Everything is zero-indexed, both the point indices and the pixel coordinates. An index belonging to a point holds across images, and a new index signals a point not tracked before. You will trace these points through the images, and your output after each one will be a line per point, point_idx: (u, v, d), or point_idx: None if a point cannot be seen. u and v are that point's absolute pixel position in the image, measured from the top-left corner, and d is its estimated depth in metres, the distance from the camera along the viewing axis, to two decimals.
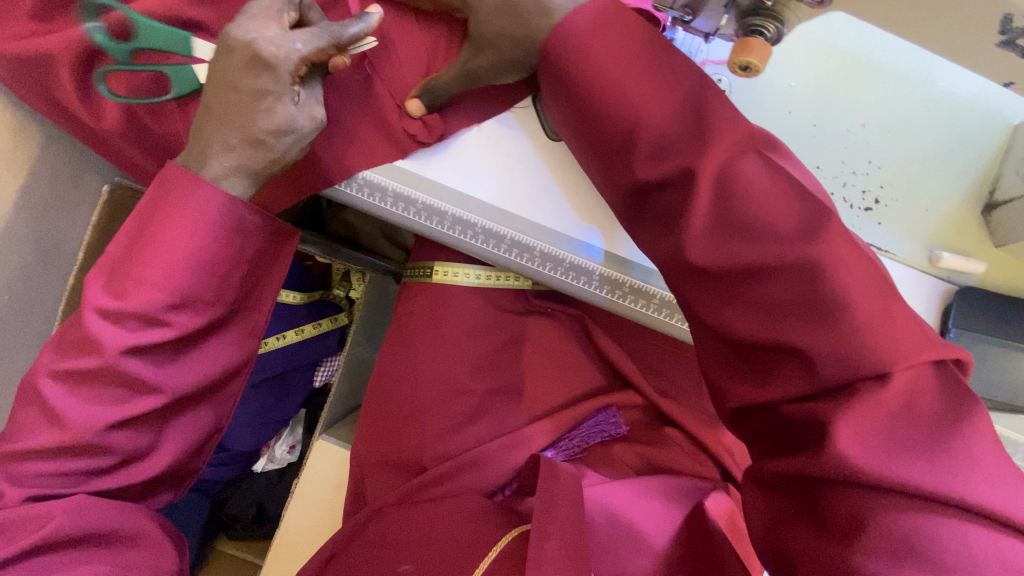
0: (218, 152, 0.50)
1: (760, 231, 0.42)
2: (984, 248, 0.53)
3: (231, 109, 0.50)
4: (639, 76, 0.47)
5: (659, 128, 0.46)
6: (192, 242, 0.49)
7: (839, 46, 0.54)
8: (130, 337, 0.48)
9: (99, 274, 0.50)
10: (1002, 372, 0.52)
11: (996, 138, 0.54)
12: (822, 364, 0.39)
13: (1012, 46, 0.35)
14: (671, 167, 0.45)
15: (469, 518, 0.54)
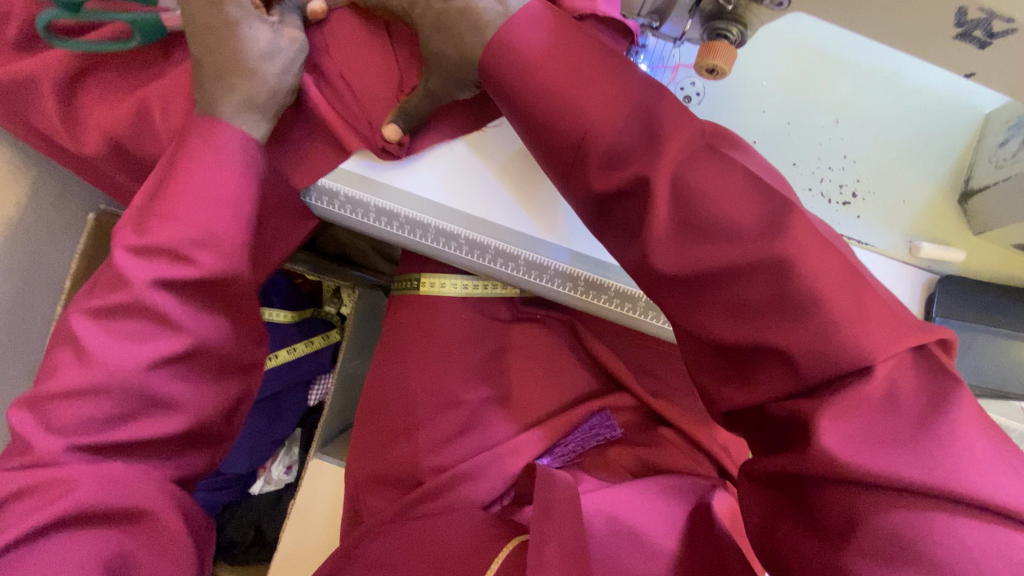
0: (224, 92, 0.50)
1: (725, 235, 0.39)
2: (965, 236, 0.56)
3: (212, 54, 0.51)
4: (585, 82, 0.43)
5: (610, 137, 0.42)
6: (217, 182, 0.49)
7: (806, 46, 0.57)
8: (154, 269, 0.47)
9: (127, 222, 0.50)
10: (970, 356, 0.54)
11: (966, 129, 0.56)
12: (804, 360, 0.36)
13: (968, 38, 0.36)
14: (625, 176, 0.41)
15: (470, 528, 0.55)
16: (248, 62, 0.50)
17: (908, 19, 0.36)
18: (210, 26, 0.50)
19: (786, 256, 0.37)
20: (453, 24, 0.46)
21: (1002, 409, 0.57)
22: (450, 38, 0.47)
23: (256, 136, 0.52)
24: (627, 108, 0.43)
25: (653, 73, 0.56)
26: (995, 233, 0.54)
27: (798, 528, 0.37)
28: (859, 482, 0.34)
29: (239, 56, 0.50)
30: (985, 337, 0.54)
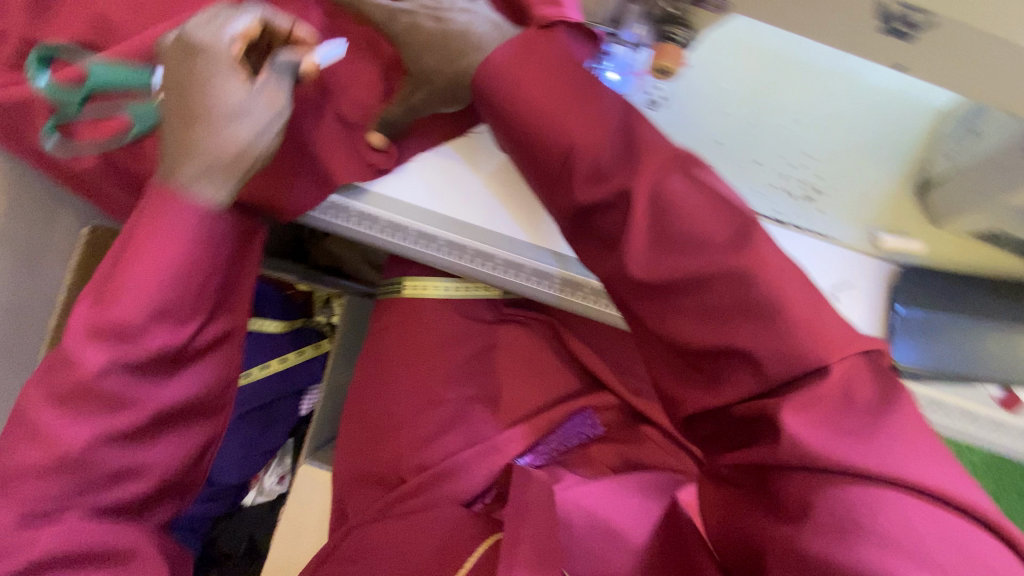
0: (193, 163, 0.46)
1: (697, 246, 0.41)
2: (923, 226, 0.57)
3: (176, 117, 0.47)
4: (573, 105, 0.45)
5: (595, 156, 0.44)
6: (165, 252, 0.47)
7: (767, 50, 0.58)
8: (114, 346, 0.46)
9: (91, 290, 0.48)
10: (931, 343, 0.56)
11: (924, 125, 0.57)
12: (774, 366, 0.38)
13: (891, 32, 0.37)
14: (608, 189, 0.43)
15: (445, 527, 0.56)
16: (215, 126, 0.45)
17: (833, 20, 0.38)
18: (176, 91, 0.46)
19: (752, 265, 0.39)
20: (450, 57, 0.49)
21: (982, 401, 0.57)
22: (444, 61, 0.49)
23: (215, 202, 0.48)
24: (612, 131, 0.45)
25: (621, 80, 0.58)
26: (950, 222, 0.55)
27: (759, 516, 0.38)
28: (816, 468, 0.35)
29: (201, 112, 0.46)
30: (941, 324, 0.56)
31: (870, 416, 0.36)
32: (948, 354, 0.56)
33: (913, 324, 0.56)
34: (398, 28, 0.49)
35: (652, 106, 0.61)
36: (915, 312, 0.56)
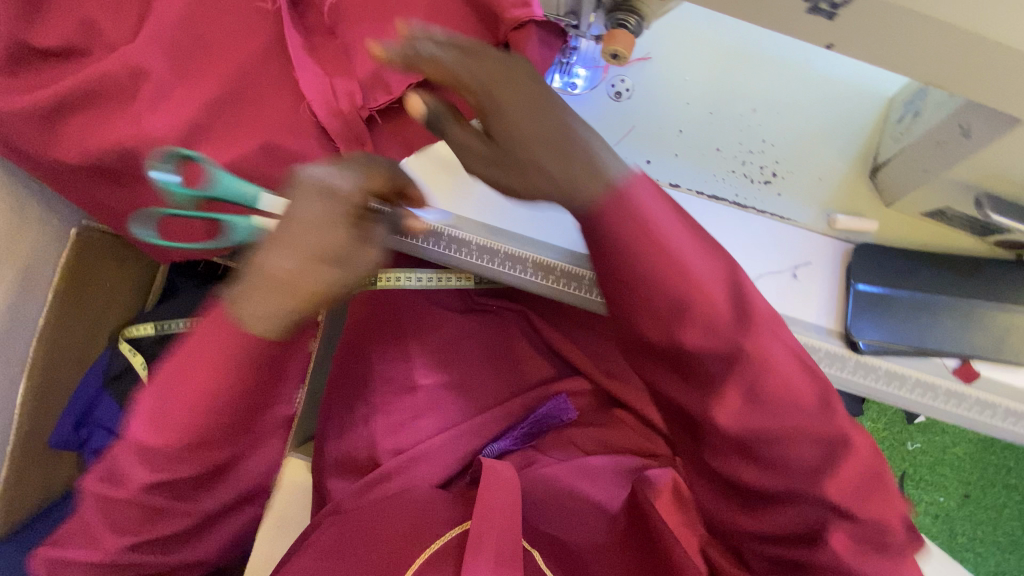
0: (305, 261, 0.38)
1: (791, 414, 0.40)
2: (878, 207, 0.61)
3: (325, 222, 0.38)
4: (700, 259, 0.38)
5: (714, 310, 0.37)
6: (215, 363, 0.40)
7: (722, 44, 0.63)
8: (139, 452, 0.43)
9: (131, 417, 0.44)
10: (887, 319, 0.58)
11: (873, 112, 0.62)
12: (857, 515, 0.42)
13: (817, 11, 0.38)
14: (724, 351, 0.38)
15: (414, 510, 0.57)
16: (328, 262, 0.38)
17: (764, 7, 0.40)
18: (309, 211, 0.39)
19: (842, 435, 0.41)
20: (557, 168, 0.36)
21: (939, 375, 0.59)
22: (559, 160, 0.36)
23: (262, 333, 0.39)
24: (726, 287, 0.38)
25: (589, 73, 0.63)
26: (902, 203, 0.58)
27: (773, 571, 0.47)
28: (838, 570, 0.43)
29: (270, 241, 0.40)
30: (897, 301, 0.58)
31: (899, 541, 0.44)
32: (906, 330, 0.58)
33: (871, 300, 0.58)
34: (499, 95, 0.38)
35: (618, 97, 0.62)
36: (869, 287, 0.59)
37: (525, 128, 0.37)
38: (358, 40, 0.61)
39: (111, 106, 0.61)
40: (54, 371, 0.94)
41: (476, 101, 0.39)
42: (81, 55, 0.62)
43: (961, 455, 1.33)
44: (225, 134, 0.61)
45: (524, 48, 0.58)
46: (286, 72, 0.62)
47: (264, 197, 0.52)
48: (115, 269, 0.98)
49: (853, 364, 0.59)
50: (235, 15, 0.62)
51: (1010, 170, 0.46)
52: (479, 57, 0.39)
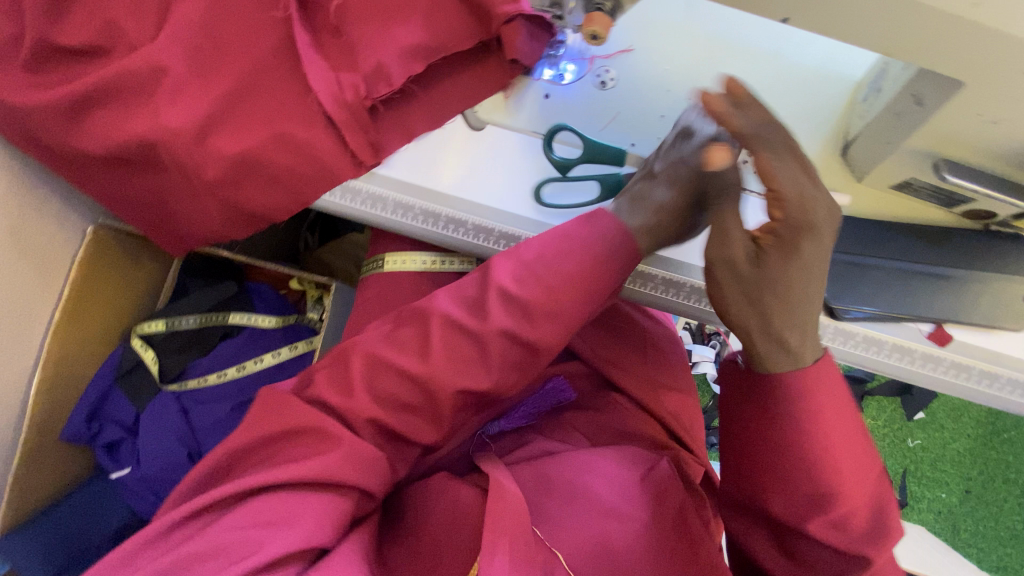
0: (658, 208, 0.60)
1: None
2: (850, 183, 0.65)
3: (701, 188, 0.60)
4: (852, 466, 0.50)
5: (846, 508, 0.49)
6: (588, 267, 0.57)
7: (699, 36, 0.68)
8: (508, 322, 0.56)
9: (517, 259, 0.58)
10: (862, 285, 0.62)
11: (842, 95, 0.66)
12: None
13: None
14: (844, 541, 0.49)
15: (463, 518, 0.61)
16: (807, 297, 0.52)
17: None
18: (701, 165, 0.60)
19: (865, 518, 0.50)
20: (795, 318, 0.51)
21: (919, 343, 0.62)
22: (792, 322, 0.51)
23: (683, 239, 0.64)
24: (866, 491, 0.50)
25: (574, 66, 0.69)
26: (871, 177, 0.62)
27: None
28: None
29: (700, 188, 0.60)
30: (872, 270, 0.62)
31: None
32: (883, 296, 0.61)
33: (848, 270, 0.62)
34: (792, 241, 0.50)
35: (603, 87, 0.68)
36: (843, 256, 0.62)
37: (794, 272, 0.51)
38: (361, 37, 0.65)
39: (135, 99, 0.65)
40: (69, 365, 0.98)
41: (785, 228, 0.50)
42: (106, 51, 0.66)
43: (961, 450, 1.33)
44: (236, 124, 0.65)
45: (513, 41, 0.63)
46: (293, 66, 0.65)
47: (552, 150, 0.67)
48: (128, 266, 1.03)
49: (832, 331, 0.63)
50: (246, 13, 0.65)
51: (963, 136, 0.50)
52: (812, 194, 0.49)
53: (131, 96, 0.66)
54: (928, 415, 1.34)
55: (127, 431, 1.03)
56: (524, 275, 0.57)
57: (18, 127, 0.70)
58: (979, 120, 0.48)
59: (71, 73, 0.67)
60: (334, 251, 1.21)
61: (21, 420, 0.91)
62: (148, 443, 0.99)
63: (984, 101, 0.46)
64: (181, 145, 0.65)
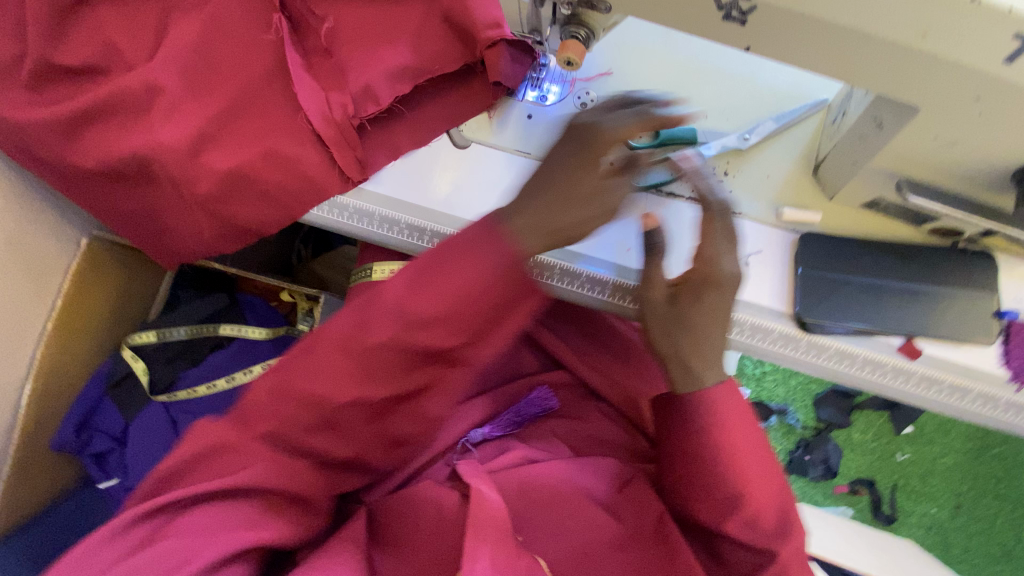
0: (524, 218, 0.48)
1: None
2: (823, 201, 0.67)
3: (579, 197, 0.49)
4: (757, 471, 0.57)
5: (756, 513, 0.56)
6: (471, 279, 0.47)
7: (675, 59, 0.71)
8: (383, 332, 0.48)
9: (407, 272, 0.48)
10: (834, 300, 0.63)
11: (813, 115, 0.68)
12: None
13: (731, 18, 0.44)
14: (756, 543, 0.57)
15: (442, 524, 0.64)
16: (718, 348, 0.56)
17: (690, 17, 0.46)
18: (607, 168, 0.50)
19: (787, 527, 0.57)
20: (706, 348, 0.56)
21: (897, 358, 0.63)
22: (704, 356, 0.55)
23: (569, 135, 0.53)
24: (775, 504, 0.57)
25: (558, 88, 0.71)
26: (841, 195, 0.64)
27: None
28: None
29: (591, 193, 0.49)
30: (844, 285, 0.63)
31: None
32: (854, 313, 0.63)
33: (822, 286, 0.63)
34: (708, 296, 0.56)
35: (583, 107, 0.70)
36: (817, 273, 0.64)
37: (710, 320, 0.56)
38: (351, 59, 0.67)
39: (133, 118, 0.68)
40: (62, 375, 0.99)
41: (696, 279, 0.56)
42: (106, 72, 0.69)
43: (951, 464, 1.34)
44: (229, 142, 0.67)
45: (495, 63, 0.65)
46: (285, 88, 0.68)
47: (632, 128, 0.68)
48: (122, 278, 1.04)
49: (805, 344, 0.64)
50: (241, 37, 0.68)
51: (923, 157, 0.52)
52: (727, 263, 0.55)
53: (128, 115, 0.68)
54: (916, 429, 1.35)
55: (116, 442, 1.02)
56: (415, 285, 0.48)
57: (19, 145, 0.72)
58: (936, 142, 0.50)
59: (71, 91, 0.70)
60: (327, 265, 1.23)
61: (12, 429, 0.92)
62: (135, 455, 1.00)
63: (939, 125, 0.48)
64: (175, 162, 0.67)
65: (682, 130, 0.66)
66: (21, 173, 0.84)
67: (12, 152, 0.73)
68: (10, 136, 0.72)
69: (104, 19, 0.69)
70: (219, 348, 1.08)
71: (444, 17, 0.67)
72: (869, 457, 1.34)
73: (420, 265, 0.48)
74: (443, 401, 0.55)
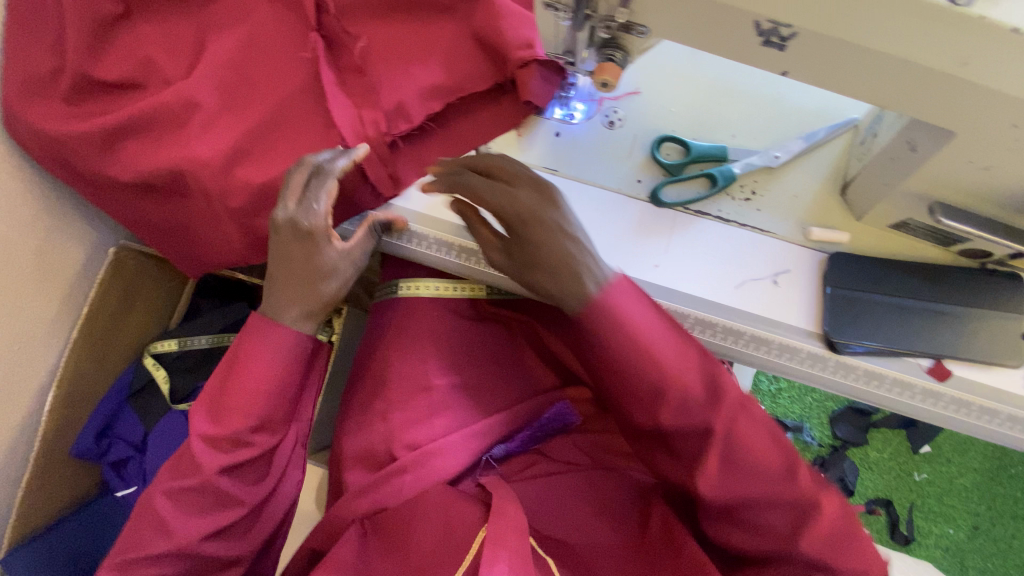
0: (285, 306, 0.66)
1: (757, 470, 0.55)
2: (850, 221, 0.67)
3: (319, 274, 0.65)
4: (675, 358, 0.54)
5: (686, 398, 0.54)
6: (268, 364, 0.65)
7: (703, 78, 0.72)
8: (222, 457, 0.64)
9: (202, 407, 0.67)
10: (863, 320, 0.63)
11: (842, 135, 0.69)
12: (825, 562, 0.57)
13: (769, 43, 0.45)
14: (694, 423, 0.54)
15: (446, 521, 0.66)
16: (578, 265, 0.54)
17: (727, 42, 0.47)
18: (309, 251, 0.63)
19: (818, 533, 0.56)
20: (560, 267, 0.54)
21: (926, 377, 0.63)
22: (557, 278, 0.54)
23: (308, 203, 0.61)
24: (697, 376, 0.54)
25: (585, 107, 0.72)
26: (870, 216, 0.65)
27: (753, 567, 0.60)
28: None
29: (319, 270, 0.65)
30: (871, 305, 0.63)
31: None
32: (884, 332, 0.62)
33: (851, 305, 0.63)
34: (528, 230, 0.55)
35: (612, 126, 0.71)
36: (846, 293, 0.64)
37: (544, 241, 0.55)
38: (383, 76, 0.69)
39: (168, 131, 0.69)
40: (85, 381, 0.99)
41: (515, 222, 0.56)
42: (142, 85, 0.70)
43: (967, 485, 1.32)
44: (262, 155, 0.69)
45: (528, 84, 0.66)
46: (317, 102, 0.69)
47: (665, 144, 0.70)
48: (144, 287, 1.05)
49: (833, 364, 0.64)
50: (276, 55, 0.69)
51: (955, 180, 0.53)
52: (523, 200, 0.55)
53: (162, 127, 0.69)
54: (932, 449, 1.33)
55: (136, 450, 1.04)
56: (202, 411, 0.66)
57: (55, 156, 0.74)
58: (970, 166, 0.51)
59: (106, 104, 0.71)
60: None
61: (32, 437, 0.92)
62: (156, 463, 1.00)
63: (973, 150, 0.49)
64: (207, 175, 0.68)
65: (711, 147, 0.68)
66: (52, 183, 0.85)
67: (47, 162, 0.75)
68: (46, 147, 0.73)
69: (142, 34, 0.70)
70: None
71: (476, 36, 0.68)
72: (884, 476, 1.33)
73: (218, 388, 0.66)
74: (293, 483, 0.72)
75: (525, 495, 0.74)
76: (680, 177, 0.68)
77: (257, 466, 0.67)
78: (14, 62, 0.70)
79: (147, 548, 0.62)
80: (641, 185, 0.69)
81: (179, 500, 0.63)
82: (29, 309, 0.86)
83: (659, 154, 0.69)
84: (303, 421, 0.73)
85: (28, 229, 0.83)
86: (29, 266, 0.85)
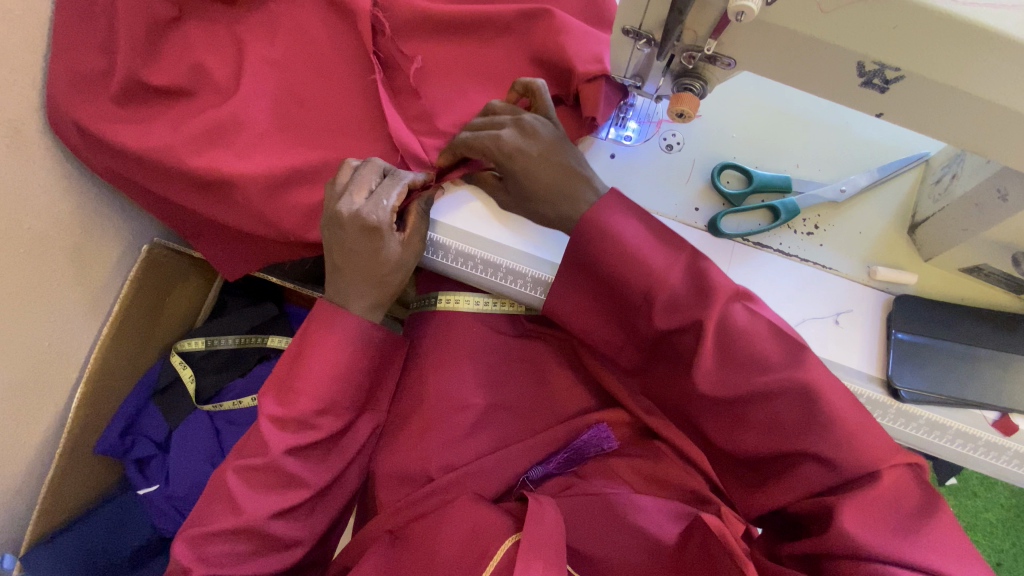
0: (353, 298, 0.64)
1: (765, 359, 0.51)
2: (917, 261, 0.65)
3: (387, 267, 0.63)
4: (703, 295, 0.52)
5: (671, 290, 0.52)
6: (332, 355, 0.63)
7: (768, 105, 0.70)
8: (290, 438, 0.62)
9: (269, 391, 0.65)
10: (930, 369, 0.60)
11: (913, 171, 0.67)
12: (838, 462, 0.49)
13: (870, 85, 0.44)
14: (683, 319, 0.52)
15: (469, 529, 0.63)
16: (575, 184, 0.58)
17: (826, 82, 0.46)
18: (373, 245, 0.62)
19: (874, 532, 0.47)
20: (558, 185, 0.58)
21: (980, 425, 0.59)
22: (552, 200, 0.58)
23: (362, 199, 0.61)
24: (679, 278, 0.53)
25: (640, 127, 0.69)
26: (940, 258, 0.63)
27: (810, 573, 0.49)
28: (855, 554, 0.46)
29: (390, 265, 0.63)
30: (937, 352, 0.60)
31: (903, 528, 0.47)
32: (954, 382, 0.59)
33: (922, 352, 0.60)
34: (515, 165, 0.58)
35: (670, 149, 0.68)
36: (919, 339, 0.61)
37: (534, 169, 0.58)
38: (439, 100, 0.69)
39: (217, 132, 0.68)
40: (111, 377, 0.97)
41: (499, 161, 0.59)
42: (193, 88, 0.69)
43: (993, 521, 1.27)
44: (320, 175, 0.69)
45: (594, 99, 0.64)
46: (373, 128, 0.70)
47: (728, 170, 0.68)
48: (171, 283, 1.03)
49: (894, 412, 0.60)
50: (331, 76, 0.70)
51: None
52: (509, 139, 0.58)
53: (210, 133, 0.68)
54: (959, 482, 1.28)
55: (158, 448, 1.04)
56: (268, 395, 0.64)
57: (97, 151, 0.72)
58: None
59: (154, 110, 0.70)
60: None
61: (60, 429, 0.90)
62: (177, 462, 0.99)
63: None
64: (256, 184, 0.68)
65: (775, 177, 0.66)
66: (92, 177, 0.84)
67: (89, 156, 0.73)
68: (89, 142, 0.71)
69: (194, 40, 0.70)
70: (265, 360, 1.07)
71: (538, 69, 0.69)
72: None
73: (287, 370, 0.65)
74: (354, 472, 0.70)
75: (568, 509, 0.69)
76: (741, 207, 0.65)
77: (321, 448, 0.65)
78: (61, 56, 0.69)
79: (214, 523, 0.61)
80: (699, 213, 0.67)
81: (216, 507, 0.62)
82: (67, 300, 0.85)
83: (718, 180, 0.67)
84: (375, 413, 0.71)
85: (65, 220, 0.81)
86: (64, 258, 0.83)
